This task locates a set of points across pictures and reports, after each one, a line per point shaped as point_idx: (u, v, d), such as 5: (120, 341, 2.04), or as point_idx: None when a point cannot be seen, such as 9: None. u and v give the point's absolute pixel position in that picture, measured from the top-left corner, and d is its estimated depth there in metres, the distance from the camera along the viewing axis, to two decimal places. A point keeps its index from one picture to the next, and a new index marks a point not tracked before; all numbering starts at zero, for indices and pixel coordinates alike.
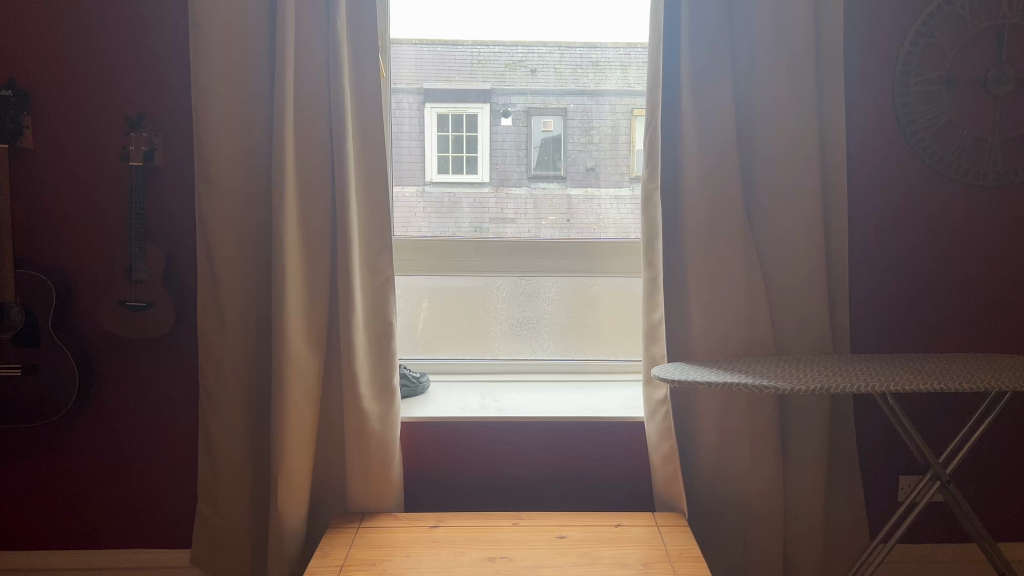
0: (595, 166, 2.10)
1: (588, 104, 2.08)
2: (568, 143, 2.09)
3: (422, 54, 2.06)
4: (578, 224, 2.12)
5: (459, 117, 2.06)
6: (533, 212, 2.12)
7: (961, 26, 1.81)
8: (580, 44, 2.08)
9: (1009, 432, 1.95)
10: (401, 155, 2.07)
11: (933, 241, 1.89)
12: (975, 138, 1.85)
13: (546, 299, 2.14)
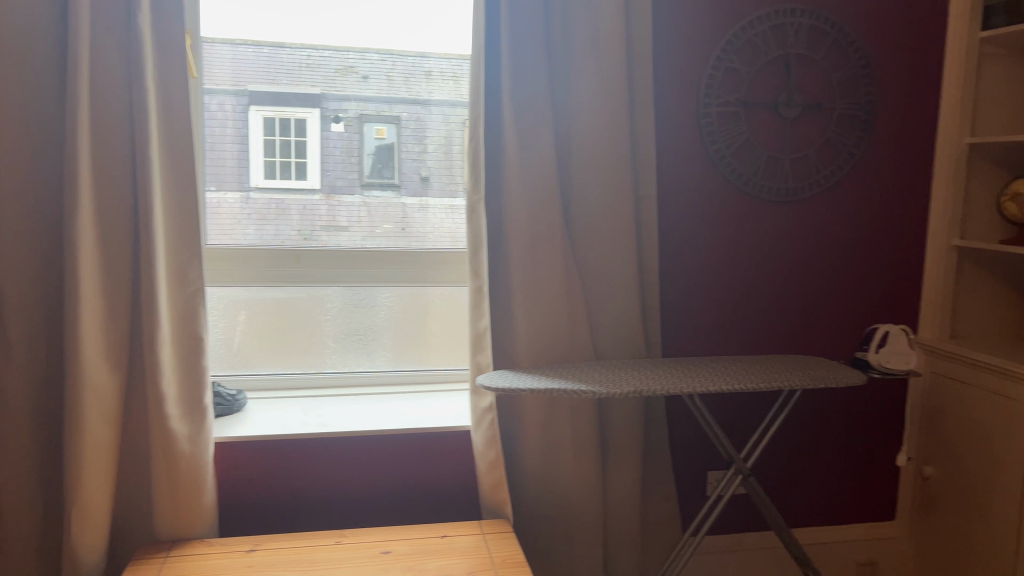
0: (428, 176, 2.08)
1: (421, 113, 2.06)
2: (402, 151, 2.06)
3: (242, 55, 1.97)
4: (412, 233, 2.10)
5: (288, 121, 1.99)
6: (366, 220, 2.07)
7: (755, 53, 1.97)
8: (412, 53, 2.05)
9: (801, 427, 2.13)
10: (221, 159, 1.98)
11: (736, 250, 2.04)
12: (767, 157, 2.01)
13: (378, 310, 2.10)
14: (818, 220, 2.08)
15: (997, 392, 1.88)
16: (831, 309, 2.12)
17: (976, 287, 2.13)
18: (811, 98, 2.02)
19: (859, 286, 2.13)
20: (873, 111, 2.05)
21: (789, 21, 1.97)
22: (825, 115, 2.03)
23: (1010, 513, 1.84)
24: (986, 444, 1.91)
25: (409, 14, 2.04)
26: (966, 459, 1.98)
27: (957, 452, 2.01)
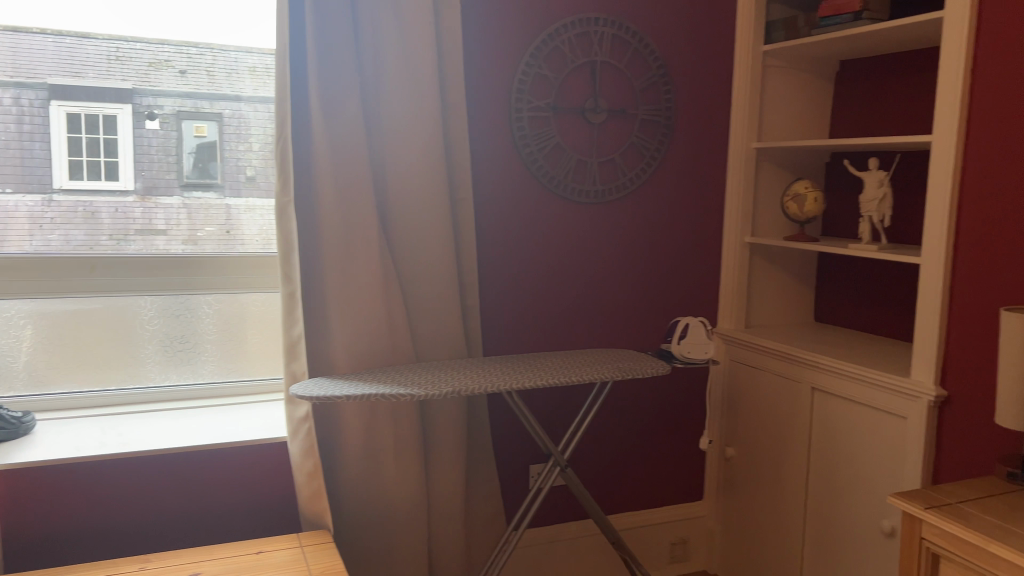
0: (254, 175, 2.00)
1: (244, 110, 1.97)
2: (226, 149, 1.97)
3: (36, 45, 1.81)
4: (239, 236, 2.00)
5: (95, 118, 1.86)
6: (186, 222, 1.95)
7: (562, 60, 2.05)
8: (234, 48, 1.95)
9: (615, 419, 2.23)
10: (15, 158, 1.81)
11: (551, 250, 2.10)
12: (577, 160, 2.10)
13: (204, 318, 1.99)
14: (626, 220, 2.19)
15: (785, 375, 2.06)
16: (641, 305, 2.24)
17: (768, 279, 2.32)
18: (615, 103, 2.12)
19: (666, 283, 2.27)
20: (671, 117, 2.19)
21: (593, 30, 2.06)
22: (628, 120, 2.15)
23: (798, 486, 2.03)
24: (776, 424, 2.10)
25: (225, 8, 1.94)
26: (760, 439, 2.16)
27: (752, 432, 2.19)
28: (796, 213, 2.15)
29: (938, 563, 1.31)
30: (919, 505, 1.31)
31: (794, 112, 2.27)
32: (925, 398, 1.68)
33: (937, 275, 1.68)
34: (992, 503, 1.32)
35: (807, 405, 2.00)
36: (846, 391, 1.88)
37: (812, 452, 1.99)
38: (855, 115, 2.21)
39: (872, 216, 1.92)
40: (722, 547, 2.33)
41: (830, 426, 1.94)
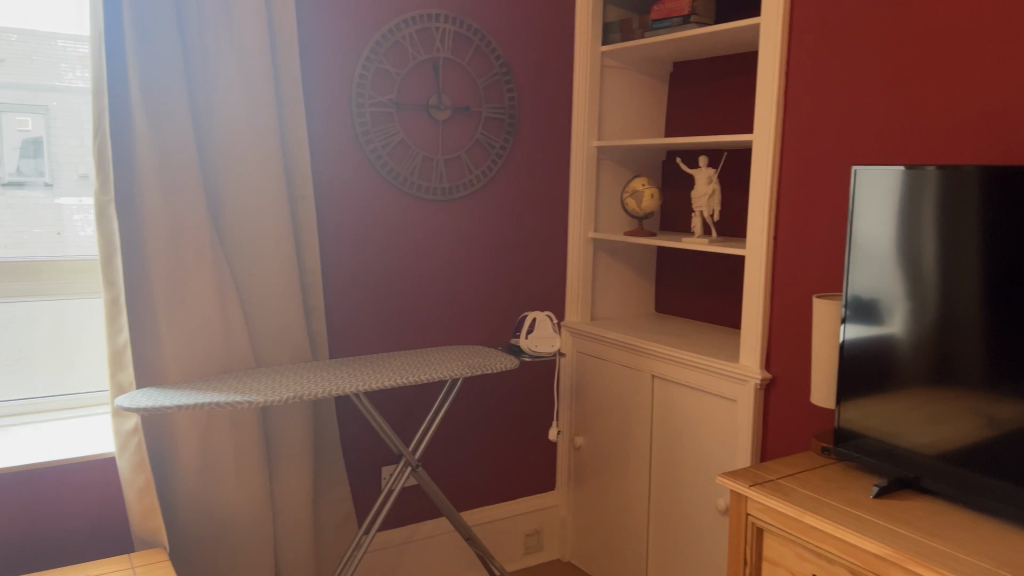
0: (89, 173, 1.85)
1: (77, 103, 1.83)
2: (54, 145, 1.81)
3: None
4: (72, 238, 1.85)
5: None
6: (9, 223, 1.78)
7: (404, 56, 2.02)
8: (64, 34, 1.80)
9: (467, 415, 2.24)
10: None
11: (398, 248, 2.08)
12: (423, 157, 2.08)
13: (30, 327, 1.82)
14: (472, 217, 2.19)
15: (628, 365, 2.14)
16: (491, 301, 2.26)
17: (612, 272, 2.40)
18: (459, 100, 2.13)
19: (514, 278, 2.29)
20: (514, 115, 2.22)
21: (433, 26, 2.05)
22: (472, 117, 2.15)
23: (642, 471, 2.12)
24: (621, 412, 2.18)
25: None
26: (607, 427, 2.23)
27: (599, 422, 2.26)
28: (634, 209, 2.23)
29: (762, 537, 1.39)
30: (744, 482, 1.39)
31: (631, 112, 2.35)
32: (752, 381, 1.79)
33: (759, 266, 1.79)
34: (808, 476, 1.42)
35: (648, 393, 2.09)
36: (683, 377, 1.97)
37: (654, 438, 2.08)
38: (687, 114, 2.32)
39: (702, 212, 2.03)
40: (574, 535, 2.39)
41: (670, 411, 2.03)
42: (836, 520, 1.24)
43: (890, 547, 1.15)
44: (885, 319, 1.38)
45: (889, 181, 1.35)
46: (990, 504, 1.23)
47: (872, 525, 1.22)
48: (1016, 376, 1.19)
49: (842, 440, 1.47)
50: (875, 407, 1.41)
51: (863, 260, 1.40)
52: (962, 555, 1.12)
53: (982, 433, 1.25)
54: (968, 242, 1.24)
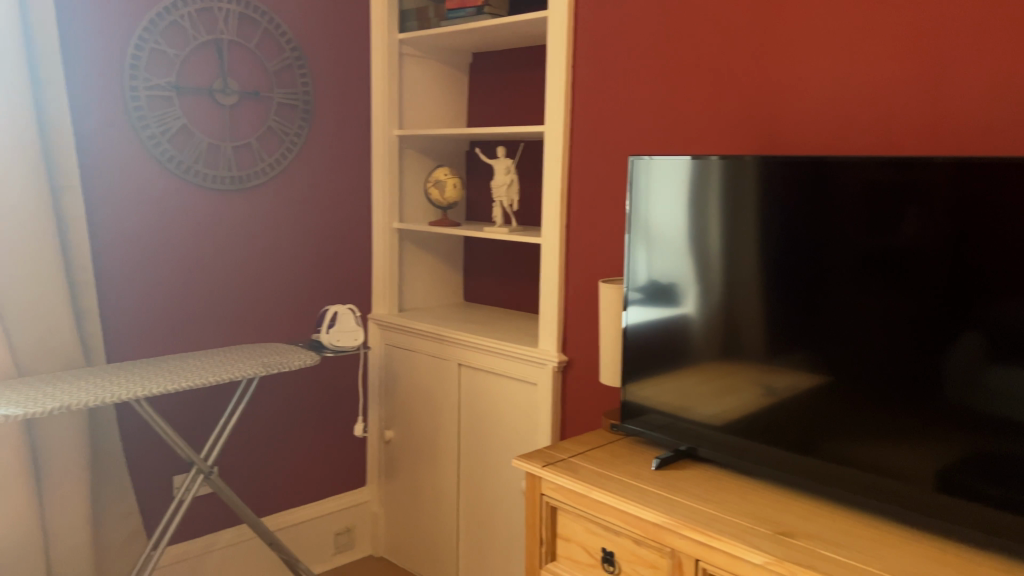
0: None
1: None
2: None
3: None
4: None
5: None
6: None
7: (183, 36, 1.89)
8: None
9: (267, 415, 2.15)
10: None
11: (185, 242, 1.96)
12: (209, 144, 1.96)
13: None
14: (268, 208, 2.10)
15: (434, 355, 2.14)
16: (290, 295, 2.18)
17: (419, 263, 2.38)
18: (247, 85, 2.02)
19: (315, 271, 2.22)
20: (308, 101, 2.14)
21: (215, 6, 1.93)
22: (263, 103, 2.05)
23: (450, 460, 2.12)
24: (429, 402, 2.17)
25: None
26: (415, 419, 2.22)
27: (407, 414, 2.24)
28: (437, 198, 2.22)
29: (555, 515, 1.43)
30: (538, 464, 1.42)
31: (431, 102, 2.34)
32: (550, 364, 1.84)
33: (554, 253, 1.84)
34: (598, 453, 1.48)
35: (454, 382, 2.09)
36: (486, 364, 1.99)
37: (461, 426, 2.09)
38: (486, 104, 2.34)
39: (503, 200, 2.05)
40: (386, 530, 2.36)
41: (475, 399, 2.05)
42: (620, 493, 1.29)
43: (667, 516, 1.21)
44: (669, 299, 1.47)
45: (669, 169, 1.43)
46: (760, 467, 1.34)
47: (652, 496, 1.28)
48: (783, 348, 1.30)
49: (634, 416, 1.55)
50: (662, 384, 1.50)
51: (649, 243, 1.48)
52: (730, 517, 1.21)
53: (753, 402, 1.35)
54: (740, 230, 1.34)
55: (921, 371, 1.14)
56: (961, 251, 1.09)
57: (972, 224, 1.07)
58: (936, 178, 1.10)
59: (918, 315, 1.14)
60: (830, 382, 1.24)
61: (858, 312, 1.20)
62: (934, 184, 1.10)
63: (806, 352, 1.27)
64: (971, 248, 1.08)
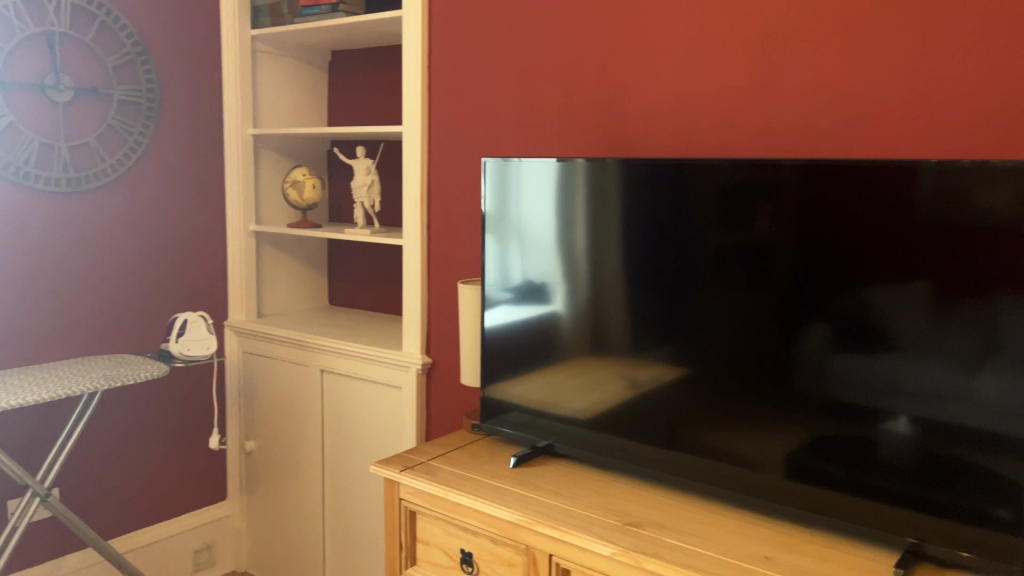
0: None
1: None
2: None
3: None
4: None
5: None
6: None
7: (7, 28, 1.76)
8: None
9: (112, 430, 2.03)
10: None
11: (15, 249, 1.82)
12: (41, 143, 1.83)
13: None
14: (110, 212, 1.98)
15: (296, 361, 2.07)
16: (138, 303, 2.06)
17: (278, 266, 2.31)
18: (84, 81, 1.90)
19: (166, 277, 2.12)
20: (154, 99, 2.04)
21: None
22: (102, 100, 1.93)
23: (314, 468, 2.07)
24: (291, 409, 2.11)
25: None
26: (276, 427, 2.15)
27: (269, 422, 2.16)
28: (296, 199, 2.15)
29: (414, 519, 1.42)
30: (395, 469, 1.40)
31: (288, 101, 2.27)
32: (414, 367, 1.82)
33: (414, 254, 1.82)
34: (456, 455, 1.47)
35: (317, 388, 2.04)
36: (348, 369, 1.95)
37: (324, 433, 2.04)
38: (344, 104, 2.30)
39: (364, 202, 2.01)
40: (249, 544, 2.27)
41: (338, 405, 2.00)
42: (476, 494, 1.30)
43: (520, 513, 1.22)
44: (530, 299, 1.48)
45: (531, 170, 1.44)
46: (619, 462, 1.37)
47: (509, 495, 1.29)
48: (645, 345, 1.33)
49: (498, 416, 1.55)
50: (521, 383, 1.52)
51: (512, 244, 1.49)
52: (582, 511, 1.23)
53: (612, 398, 1.39)
54: (603, 230, 1.36)
55: (772, 362, 1.19)
56: (811, 247, 1.14)
57: (819, 221, 1.13)
58: (788, 179, 1.15)
59: (771, 309, 1.19)
60: (689, 376, 1.28)
61: (716, 308, 1.24)
62: (785, 185, 1.15)
63: (669, 348, 1.30)
64: (817, 245, 1.13)
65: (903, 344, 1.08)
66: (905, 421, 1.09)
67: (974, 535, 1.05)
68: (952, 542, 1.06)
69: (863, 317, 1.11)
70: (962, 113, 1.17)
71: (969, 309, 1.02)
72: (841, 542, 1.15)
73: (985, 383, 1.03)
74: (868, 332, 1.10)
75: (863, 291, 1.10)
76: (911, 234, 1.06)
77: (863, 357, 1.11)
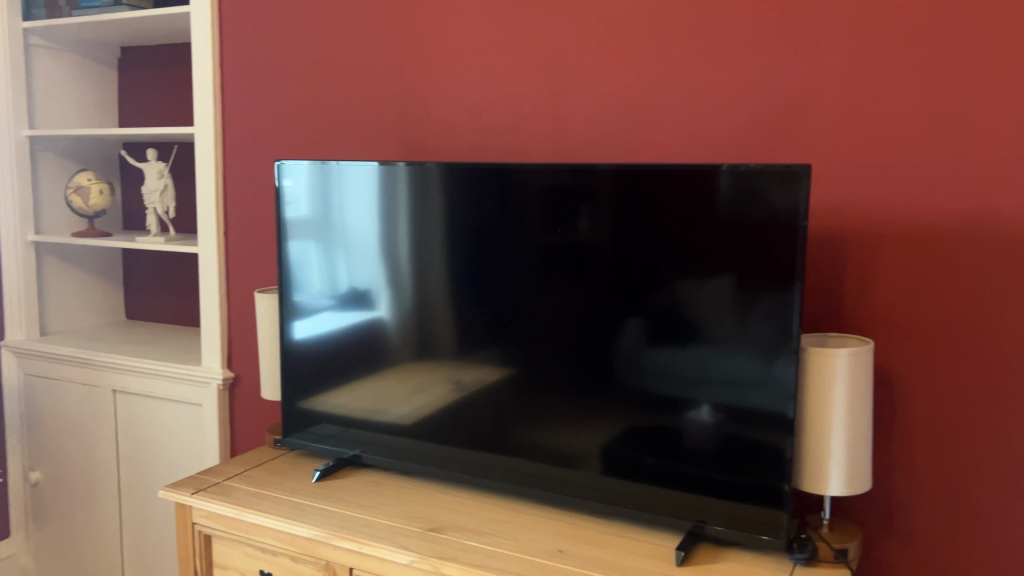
0: None
1: None
2: None
3: None
4: None
5: None
6: None
7: None
8: None
9: None
10: None
11: None
12: None
13: None
14: None
15: (85, 382, 1.91)
16: None
17: (64, 278, 2.12)
18: None
19: None
20: None
21: None
22: None
23: (109, 496, 1.91)
24: (80, 434, 1.94)
25: None
26: (65, 455, 1.96)
27: (55, 450, 1.98)
28: (80, 206, 1.99)
29: (210, 543, 1.34)
30: (186, 492, 1.32)
31: (69, 100, 2.09)
32: (215, 383, 1.73)
33: (211, 262, 1.72)
34: (255, 472, 1.41)
35: (109, 410, 1.89)
36: (142, 388, 1.82)
37: (119, 457, 1.89)
38: (133, 104, 2.16)
39: (156, 208, 1.89)
40: None
41: (133, 426, 1.86)
42: (272, 512, 1.24)
43: (319, 528, 1.18)
44: (341, 306, 1.42)
45: (346, 173, 1.38)
46: (435, 469, 1.35)
47: (309, 510, 1.25)
48: (466, 347, 1.32)
49: (312, 428, 1.48)
50: (330, 394, 1.46)
51: (322, 249, 1.42)
52: (383, 521, 1.21)
53: (433, 403, 1.36)
54: (420, 233, 1.32)
55: (588, 359, 1.21)
56: (624, 246, 1.16)
57: (632, 222, 1.15)
58: (601, 181, 1.16)
59: (589, 307, 1.20)
60: (510, 377, 1.28)
61: (535, 308, 1.24)
62: (600, 187, 1.17)
63: (490, 349, 1.29)
64: (630, 244, 1.15)
65: (709, 336, 1.12)
66: (708, 409, 1.13)
67: (761, 515, 1.11)
68: (741, 524, 1.12)
69: (674, 312, 1.14)
70: (730, 118, 1.26)
71: (767, 302, 1.07)
72: (638, 531, 1.19)
73: (780, 371, 1.08)
74: (678, 326, 1.14)
75: (672, 286, 1.13)
76: (714, 231, 1.10)
77: (672, 350, 1.14)
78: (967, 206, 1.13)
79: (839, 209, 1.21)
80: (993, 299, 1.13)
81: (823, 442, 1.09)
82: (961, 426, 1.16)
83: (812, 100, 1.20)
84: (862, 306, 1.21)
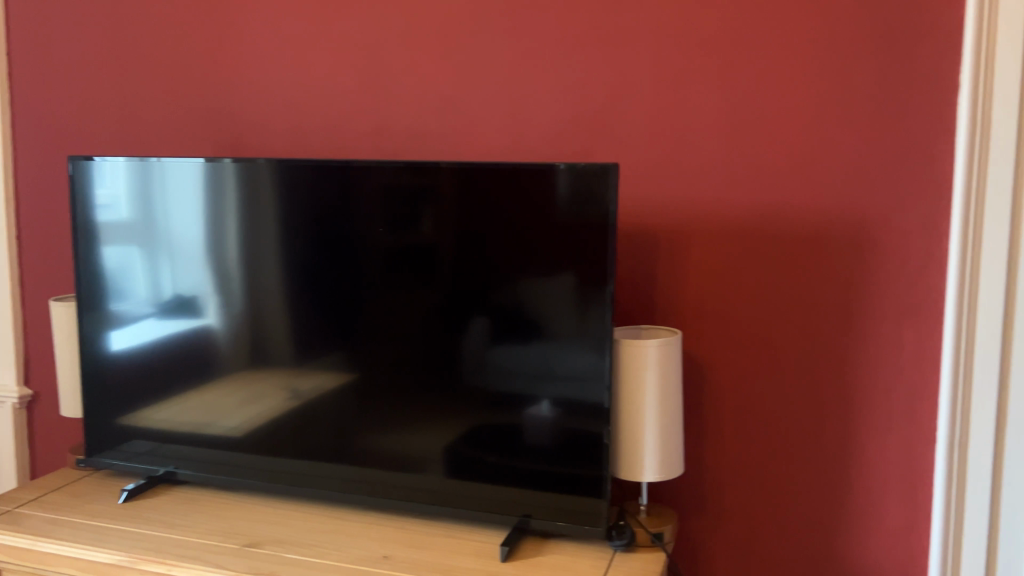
0: None
1: None
2: None
3: None
4: None
5: None
6: None
7: None
8: None
9: None
10: None
11: None
12: None
13: None
14: None
15: None
16: None
17: None
18: None
19: None
20: None
21: None
22: None
23: None
24: None
25: None
26: None
27: None
28: None
29: None
30: None
31: None
32: (10, 401, 1.60)
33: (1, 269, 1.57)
34: (53, 497, 1.29)
35: None
36: None
37: None
38: None
39: None
40: None
41: None
42: (70, 538, 1.14)
43: (122, 553, 1.10)
44: (165, 314, 1.32)
45: (168, 170, 1.29)
46: (267, 481, 1.29)
47: (112, 534, 1.16)
48: (303, 353, 1.26)
49: (131, 445, 1.38)
50: (151, 408, 1.36)
51: (143, 253, 1.32)
52: (195, 539, 1.14)
53: (268, 414, 1.30)
54: (251, 236, 1.26)
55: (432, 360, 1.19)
56: (467, 246, 1.15)
57: (474, 221, 1.14)
58: (442, 180, 1.15)
59: (431, 308, 1.18)
60: (351, 382, 1.24)
61: (376, 309, 1.21)
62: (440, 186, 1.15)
63: (330, 354, 1.25)
64: (472, 243, 1.15)
65: (552, 333, 1.13)
66: (547, 404, 1.14)
67: (593, 506, 1.13)
68: (574, 516, 1.14)
69: (516, 311, 1.14)
70: (543, 117, 1.28)
71: (605, 298, 1.10)
72: (471, 531, 1.18)
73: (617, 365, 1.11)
74: (522, 324, 1.14)
75: (514, 285, 1.14)
76: (555, 230, 1.11)
77: (515, 347, 1.15)
78: (759, 201, 1.21)
79: (646, 206, 1.26)
80: (791, 289, 1.21)
81: (638, 432, 1.13)
82: (768, 409, 1.24)
83: (617, 101, 1.25)
84: (670, 299, 1.27)
